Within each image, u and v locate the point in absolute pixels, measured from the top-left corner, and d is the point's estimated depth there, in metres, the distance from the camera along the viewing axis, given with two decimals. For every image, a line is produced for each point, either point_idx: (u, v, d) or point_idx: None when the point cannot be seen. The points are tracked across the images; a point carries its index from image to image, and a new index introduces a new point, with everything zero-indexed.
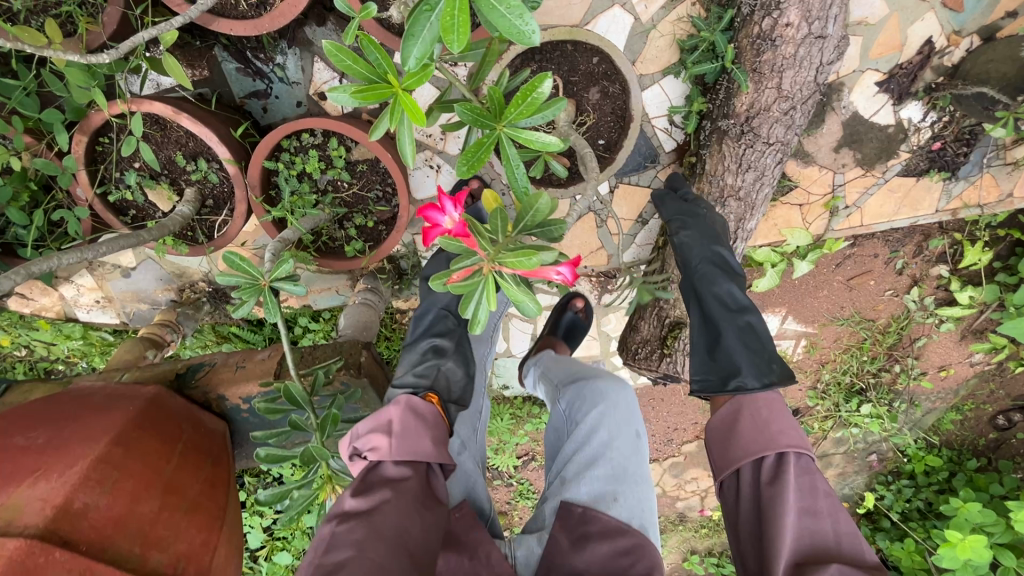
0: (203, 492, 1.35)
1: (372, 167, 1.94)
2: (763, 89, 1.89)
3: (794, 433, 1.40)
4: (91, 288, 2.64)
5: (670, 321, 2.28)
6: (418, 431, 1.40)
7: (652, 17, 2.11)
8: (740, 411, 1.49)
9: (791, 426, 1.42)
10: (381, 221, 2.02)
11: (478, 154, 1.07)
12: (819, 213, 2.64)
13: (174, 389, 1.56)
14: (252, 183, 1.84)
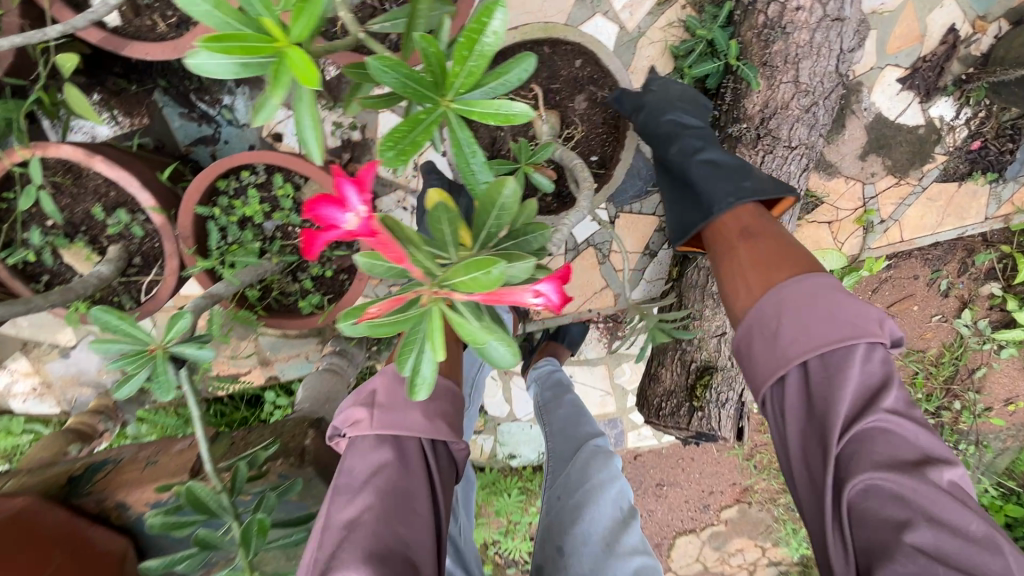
0: None
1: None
2: (778, 84, 1.63)
3: (822, 325, 1.00)
4: (26, 373, 2.30)
5: (696, 367, 1.90)
6: (406, 400, 1.13)
7: (638, 24, 1.89)
8: (748, 323, 1.12)
9: (818, 318, 1.02)
10: (342, 268, 1.72)
11: (411, 134, 0.75)
12: (851, 231, 2.31)
13: (55, 501, 1.17)
14: (183, 233, 1.53)
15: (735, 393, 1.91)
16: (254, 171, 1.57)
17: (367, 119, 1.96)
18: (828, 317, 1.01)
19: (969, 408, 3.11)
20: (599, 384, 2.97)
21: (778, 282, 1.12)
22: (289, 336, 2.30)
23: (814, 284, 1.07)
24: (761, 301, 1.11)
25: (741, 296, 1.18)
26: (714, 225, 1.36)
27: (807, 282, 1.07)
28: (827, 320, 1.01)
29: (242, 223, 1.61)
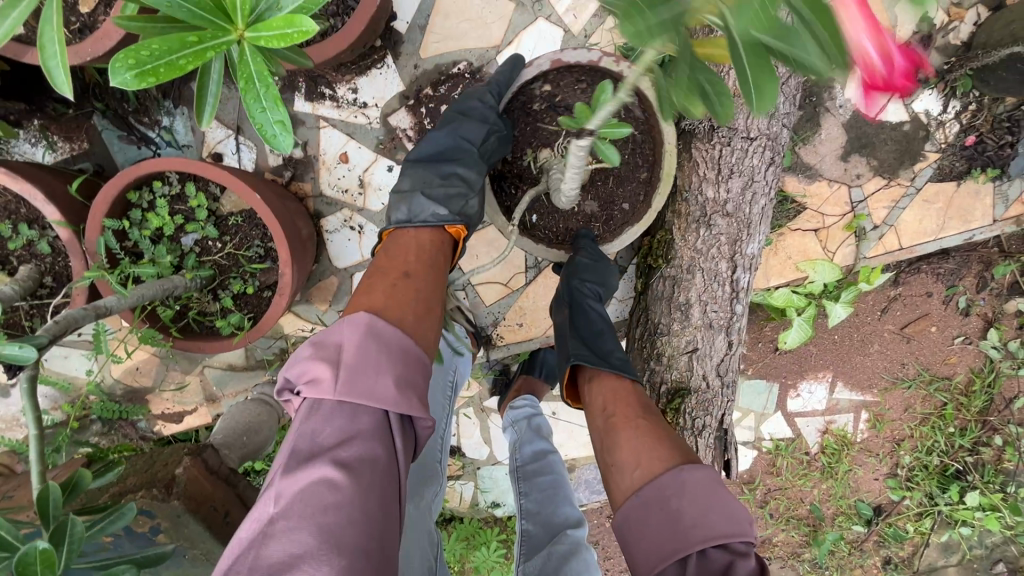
0: None
1: (250, 219, 1.56)
2: (726, 70, 1.51)
3: (713, 517, 1.07)
4: None
5: (667, 390, 1.68)
6: (378, 363, 1.00)
7: (584, 27, 1.82)
8: (644, 501, 1.14)
9: (709, 508, 1.09)
10: (266, 285, 1.59)
11: (178, 53, 0.88)
12: (842, 238, 2.11)
13: None
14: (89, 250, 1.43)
15: (713, 418, 1.69)
16: (169, 184, 1.49)
17: (308, 135, 1.90)
18: (716, 508, 1.09)
19: (1013, 442, 2.90)
20: (586, 422, 2.69)
21: (668, 464, 1.18)
22: (236, 369, 2.16)
23: (703, 470, 1.14)
24: (658, 479, 1.14)
25: (629, 471, 1.21)
26: (602, 399, 1.41)
27: (693, 470, 1.14)
28: (717, 511, 1.08)
29: (157, 238, 1.52)
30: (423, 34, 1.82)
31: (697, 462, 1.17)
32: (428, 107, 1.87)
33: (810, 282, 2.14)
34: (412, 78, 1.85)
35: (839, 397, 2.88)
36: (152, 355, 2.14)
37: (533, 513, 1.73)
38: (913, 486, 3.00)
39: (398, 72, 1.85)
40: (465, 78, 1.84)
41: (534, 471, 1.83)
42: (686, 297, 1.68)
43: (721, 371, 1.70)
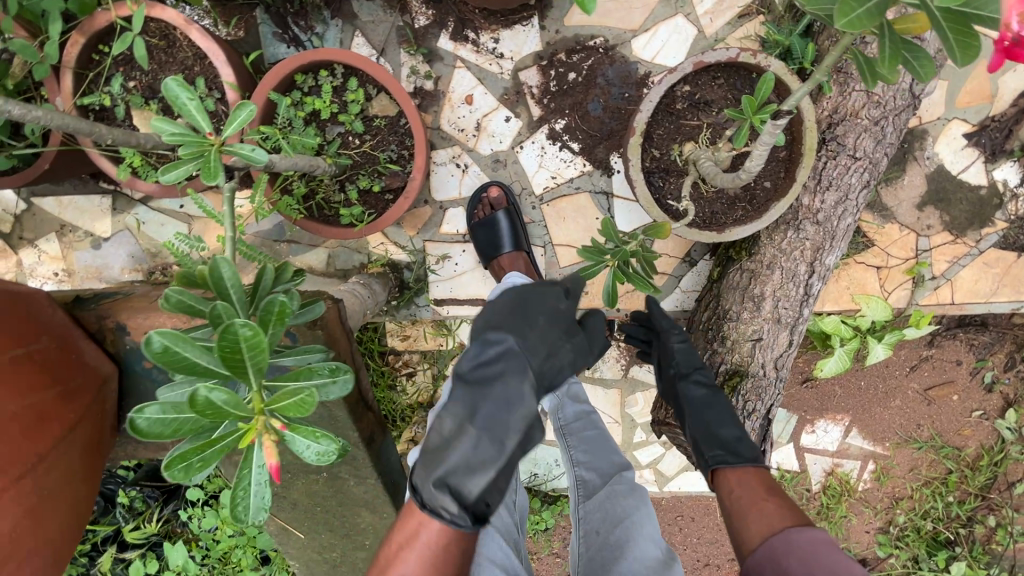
0: (21, 423, 0.84)
1: (392, 125, 1.69)
2: (850, 91, 1.65)
3: (823, 574, 1.16)
4: (53, 256, 2.30)
5: (726, 370, 1.81)
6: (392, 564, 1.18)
7: (717, 31, 1.97)
8: (758, 559, 1.27)
9: (820, 569, 1.17)
10: (389, 188, 1.72)
11: None
12: (900, 281, 2.24)
13: (59, 305, 1.14)
14: (250, 115, 1.56)
15: (763, 407, 1.82)
16: (334, 75, 1.63)
17: (443, 71, 2.05)
18: (830, 569, 1.17)
19: (1006, 525, 2.99)
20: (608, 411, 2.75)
21: (784, 528, 1.29)
22: (314, 273, 2.26)
23: (815, 535, 1.25)
24: (768, 543, 1.28)
25: (753, 532, 1.34)
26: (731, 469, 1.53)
27: (806, 534, 1.25)
28: (827, 573, 1.16)
29: (308, 120, 1.65)
30: (571, 4, 1.98)
31: (812, 528, 1.27)
32: (558, 71, 2.02)
33: (861, 316, 2.26)
34: (550, 41, 2.00)
35: (851, 443, 2.98)
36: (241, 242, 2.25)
37: (582, 463, 1.82)
38: (901, 545, 3.08)
39: (539, 34, 2.01)
40: (599, 52, 2.00)
41: (579, 428, 1.89)
42: (761, 290, 1.81)
43: (778, 365, 1.83)
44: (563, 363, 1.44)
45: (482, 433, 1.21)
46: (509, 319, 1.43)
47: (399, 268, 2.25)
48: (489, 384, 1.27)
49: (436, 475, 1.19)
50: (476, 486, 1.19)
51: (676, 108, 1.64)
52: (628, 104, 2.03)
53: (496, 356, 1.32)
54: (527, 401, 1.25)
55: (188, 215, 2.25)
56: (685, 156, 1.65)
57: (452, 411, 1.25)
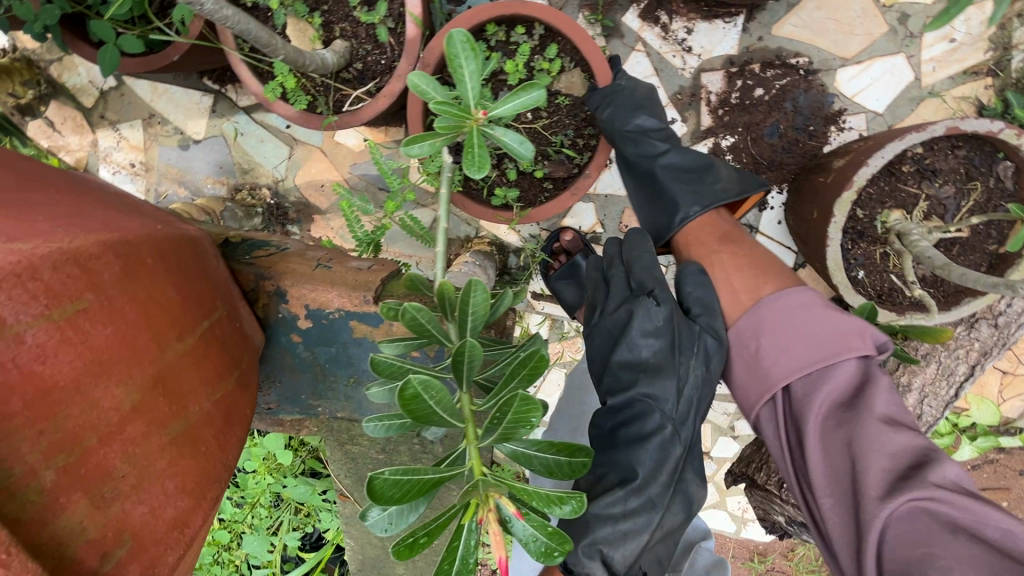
0: (214, 430, 0.68)
1: (574, 108, 1.49)
2: None
3: (800, 338, 1.16)
4: (134, 145, 2.08)
5: None
6: None
7: (935, 83, 1.74)
8: (738, 343, 1.28)
9: (799, 336, 1.17)
10: (551, 177, 1.51)
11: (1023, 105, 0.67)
12: (1020, 390, 2.10)
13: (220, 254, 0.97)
14: (429, 60, 1.33)
15: None
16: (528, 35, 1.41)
17: (618, 51, 1.80)
18: (810, 333, 1.15)
19: None
20: None
21: (761, 298, 1.28)
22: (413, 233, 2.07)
23: (796, 300, 1.22)
24: (744, 328, 1.27)
25: (729, 316, 1.34)
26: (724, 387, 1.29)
27: (787, 298, 1.22)
28: (806, 337, 1.15)
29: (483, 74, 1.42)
30: (785, 12, 1.74)
31: (792, 289, 1.24)
32: (746, 82, 1.78)
33: (966, 415, 2.14)
34: (749, 47, 1.76)
35: None
36: (343, 181, 2.05)
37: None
38: None
39: (737, 37, 1.77)
40: (798, 73, 1.76)
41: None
42: (910, 380, 1.65)
43: None
44: (696, 387, 1.28)
45: (631, 492, 1.16)
46: (623, 365, 1.29)
47: (506, 251, 2.07)
48: (627, 448, 1.22)
49: (586, 542, 1.14)
50: (630, 552, 1.15)
51: (898, 169, 1.45)
52: (810, 138, 1.79)
53: (630, 414, 1.25)
54: (670, 454, 1.20)
55: (292, 138, 2.03)
56: (888, 225, 1.45)
57: (599, 474, 1.25)
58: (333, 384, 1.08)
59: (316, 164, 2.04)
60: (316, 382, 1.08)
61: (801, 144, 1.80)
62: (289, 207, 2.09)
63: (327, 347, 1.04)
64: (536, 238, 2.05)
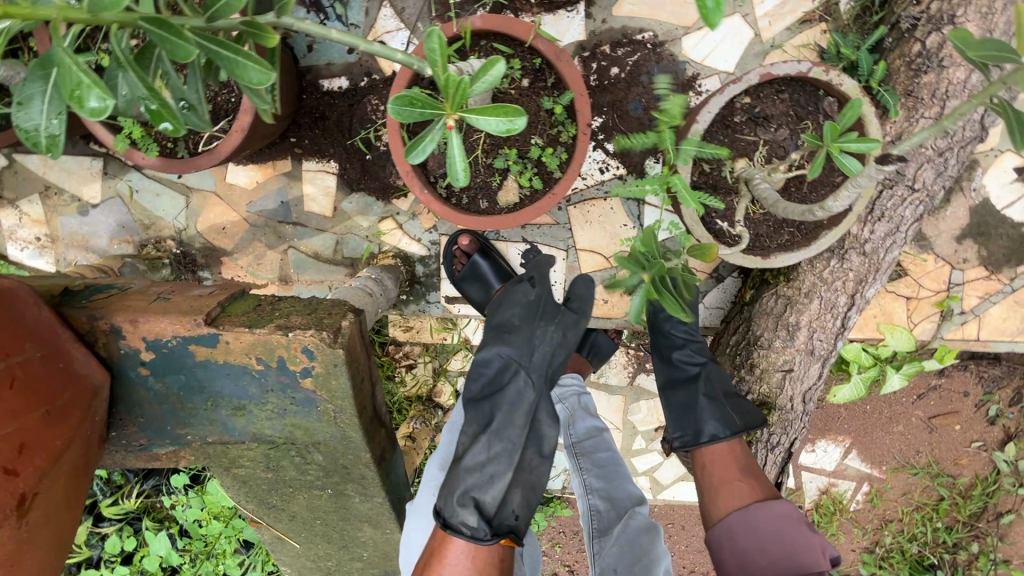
0: None
1: (523, 154, 1.56)
2: (917, 119, 1.53)
3: (777, 545, 1.40)
4: (35, 219, 2.12)
5: (754, 400, 1.75)
6: None
7: (774, 36, 1.84)
8: (719, 533, 1.49)
9: (775, 540, 1.41)
10: (482, 191, 1.60)
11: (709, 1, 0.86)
12: (928, 313, 2.17)
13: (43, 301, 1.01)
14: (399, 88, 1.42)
15: (786, 439, 1.78)
16: (520, 50, 1.46)
17: None
18: (785, 538, 1.41)
19: (988, 552, 3.03)
20: (610, 418, 2.86)
21: (748, 503, 1.50)
22: (319, 260, 2.13)
23: (782, 511, 1.46)
24: (730, 516, 1.49)
25: (722, 504, 1.53)
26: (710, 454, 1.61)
27: (770, 506, 1.47)
28: (781, 542, 1.41)
29: None
30: None
31: (775, 500, 1.49)
32: (600, 64, 1.86)
33: (883, 345, 2.20)
34: (596, 31, 1.84)
35: (849, 464, 2.97)
36: (242, 221, 2.10)
37: (597, 490, 1.80)
38: (884, 565, 3.13)
39: (583, 22, 1.85)
40: (647, 48, 1.85)
41: (590, 447, 1.88)
42: (797, 320, 1.71)
43: (806, 397, 1.77)
44: (551, 347, 1.46)
45: (492, 437, 1.34)
46: (492, 331, 1.47)
47: (411, 262, 2.12)
48: (491, 400, 1.40)
49: (459, 493, 1.27)
50: (498, 492, 1.30)
51: (734, 120, 1.52)
52: (672, 106, 1.88)
53: (495, 373, 1.42)
54: (525, 401, 1.38)
55: (185, 187, 2.08)
56: (735, 174, 1.54)
57: (470, 430, 1.39)
58: (193, 411, 1.13)
59: (213, 209, 2.10)
60: (176, 412, 1.13)
61: (665, 113, 1.88)
62: (196, 254, 2.14)
63: (175, 375, 1.09)
64: (437, 245, 2.10)
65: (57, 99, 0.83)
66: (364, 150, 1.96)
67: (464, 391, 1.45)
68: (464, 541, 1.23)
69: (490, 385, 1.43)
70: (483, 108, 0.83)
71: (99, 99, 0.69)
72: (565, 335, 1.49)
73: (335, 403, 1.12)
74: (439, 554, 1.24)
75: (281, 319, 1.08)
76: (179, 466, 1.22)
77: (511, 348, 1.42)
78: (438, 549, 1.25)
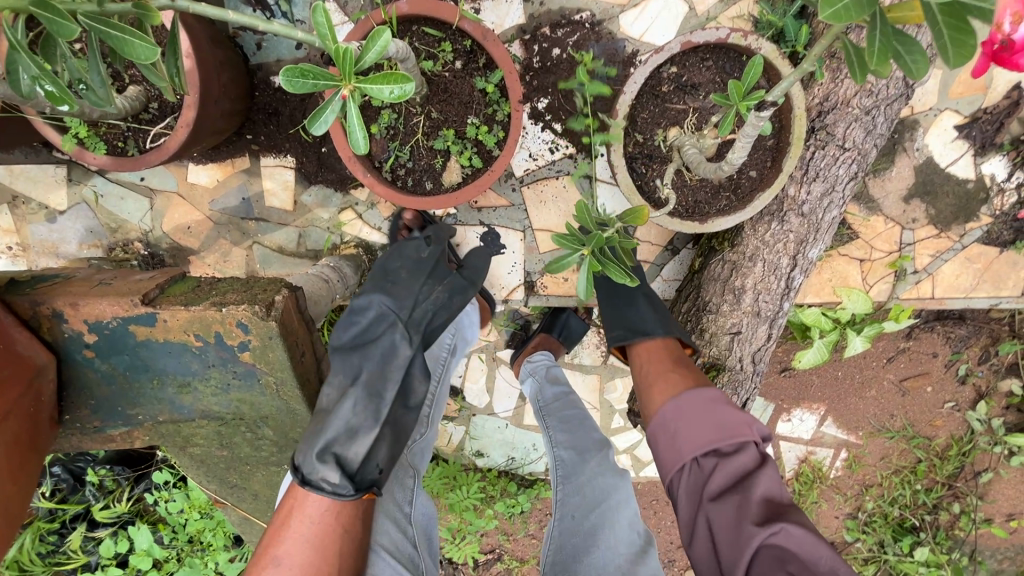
0: None
1: (462, 135, 1.61)
2: (842, 79, 1.57)
3: (706, 429, 1.40)
4: (5, 229, 2.18)
5: (704, 363, 1.79)
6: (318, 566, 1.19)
7: (708, 9, 1.88)
8: (656, 426, 1.49)
9: (705, 423, 1.41)
10: (426, 172, 1.65)
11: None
12: (882, 274, 2.21)
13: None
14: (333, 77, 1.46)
15: (740, 400, 1.82)
16: (450, 34, 1.51)
17: None
18: (713, 424, 1.40)
19: (969, 512, 3.08)
20: (587, 397, 2.92)
21: (680, 392, 1.50)
22: (284, 253, 2.18)
23: (709, 396, 1.45)
24: (664, 407, 1.49)
25: (658, 398, 1.54)
26: (647, 354, 1.70)
27: (699, 395, 1.46)
28: (710, 425, 1.40)
29: None
30: None
31: (702, 389, 1.48)
32: (541, 46, 1.91)
33: (840, 308, 2.25)
34: (535, 13, 1.89)
35: (825, 431, 3.01)
36: (206, 219, 2.15)
37: (562, 444, 1.88)
38: (867, 530, 3.18)
39: (521, 6, 1.89)
40: (585, 28, 1.90)
41: (558, 407, 1.99)
42: (742, 282, 1.76)
43: (757, 358, 1.82)
44: (434, 304, 1.45)
45: (362, 389, 1.28)
46: (374, 285, 1.44)
47: (373, 250, 2.17)
48: (362, 351, 1.32)
49: (320, 447, 1.19)
50: (362, 448, 1.23)
51: (664, 90, 1.57)
52: (614, 83, 1.93)
53: (369, 324, 1.35)
54: (398, 354, 1.33)
55: (149, 189, 2.14)
56: (669, 142, 1.59)
57: (336, 384, 1.29)
58: (141, 390, 1.18)
59: (177, 209, 2.15)
60: (125, 392, 1.18)
61: (607, 91, 1.93)
62: (164, 254, 2.20)
63: (119, 356, 1.14)
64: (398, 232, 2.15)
65: None
66: (319, 143, 2.01)
67: (332, 340, 1.34)
68: (324, 496, 1.17)
69: (360, 338, 1.34)
70: (375, 77, 0.87)
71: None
72: (449, 294, 1.50)
73: (276, 375, 1.17)
74: (294, 505, 1.21)
75: (217, 297, 1.13)
76: (135, 447, 1.28)
77: (390, 300, 1.38)
78: (295, 504, 1.21)
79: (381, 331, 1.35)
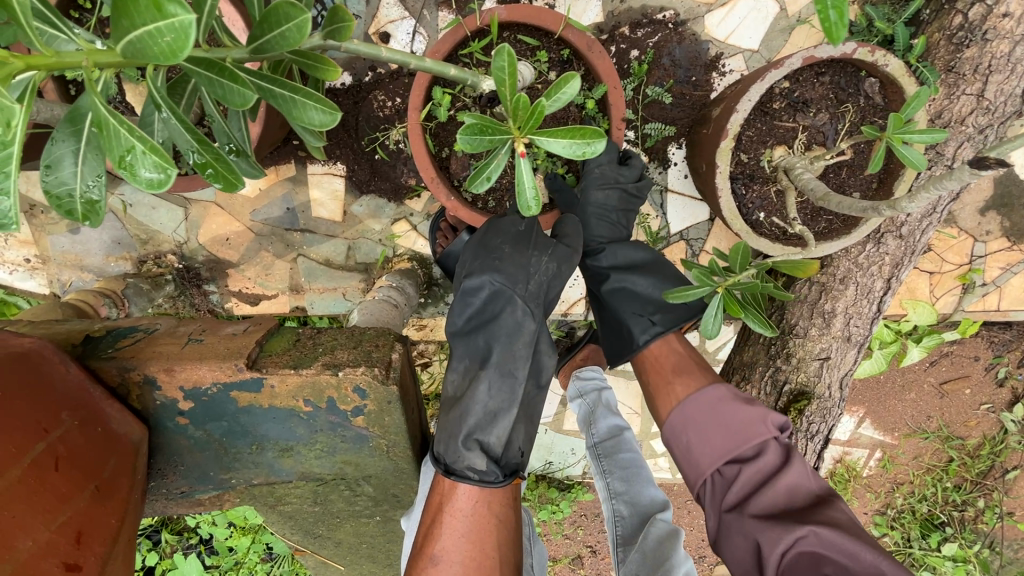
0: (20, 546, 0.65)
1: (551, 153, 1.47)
2: (958, 95, 1.47)
3: (720, 434, 1.26)
4: (23, 240, 1.99)
5: (792, 389, 1.74)
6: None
7: (800, 10, 1.75)
8: (669, 437, 1.35)
9: (718, 429, 1.27)
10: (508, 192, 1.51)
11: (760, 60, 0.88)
12: (950, 287, 2.16)
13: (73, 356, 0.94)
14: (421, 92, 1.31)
15: (824, 426, 1.77)
16: (547, 42, 1.36)
17: None
18: (726, 425, 1.26)
19: (994, 506, 3.09)
20: (628, 403, 2.86)
21: (682, 398, 1.35)
22: (331, 266, 2.04)
23: (720, 396, 1.31)
24: (671, 418, 1.35)
25: (664, 404, 1.39)
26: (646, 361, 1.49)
27: (706, 395, 1.32)
28: (723, 429, 1.26)
29: (478, 66, 1.36)
30: None
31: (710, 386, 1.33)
32: (620, 47, 1.75)
33: (905, 321, 2.19)
34: (614, 11, 1.74)
35: (863, 433, 3.02)
36: (247, 230, 1.99)
37: (620, 494, 1.80)
38: (895, 526, 3.23)
39: (599, 3, 1.74)
40: (668, 28, 1.75)
41: (613, 448, 1.89)
42: (833, 306, 1.68)
43: (842, 383, 1.76)
44: (546, 275, 1.35)
45: (493, 371, 1.26)
46: (479, 258, 1.34)
47: (428, 263, 2.04)
48: (485, 331, 1.30)
49: (463, 435, 1.20)
50: (502, 432, 1.23)
51: (772, 106, 1.46)
52: (695, 89, 1.79)
53: (485, 303, 1.30)
54: (524, 331, 1.29)
55: (183, 198, 1.96)
56: (774, 163, 1.47)
57: (463, 368, 1.31)
58: (237, 456, 1.07)
59: (214, 219, 1.98)
60: (219, 457, 1.07)
61: (687, 97, 1.79)
62: (200, 267, 2.03)
63: (217, 422, 1.02)
64: None
65: (92, 158, 0.77)
66: (371, 150, 1.85)
67: (449, 325, 1.33)
68: (471, 485, 1.18)
69: (481, 316, 1.31)
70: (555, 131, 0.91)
71: (158, 169, 0.61)
72: (559, 264, 1.39)
73: (388, 437, 1.07)
74: (442, 506, 1.18)
75: (327, 357, 1.01)
76: (222, 508, 1.17)
77: (505, 274, 1.30)
78: (444, 498, 1.19)
79: (499, 308, 1.30)
